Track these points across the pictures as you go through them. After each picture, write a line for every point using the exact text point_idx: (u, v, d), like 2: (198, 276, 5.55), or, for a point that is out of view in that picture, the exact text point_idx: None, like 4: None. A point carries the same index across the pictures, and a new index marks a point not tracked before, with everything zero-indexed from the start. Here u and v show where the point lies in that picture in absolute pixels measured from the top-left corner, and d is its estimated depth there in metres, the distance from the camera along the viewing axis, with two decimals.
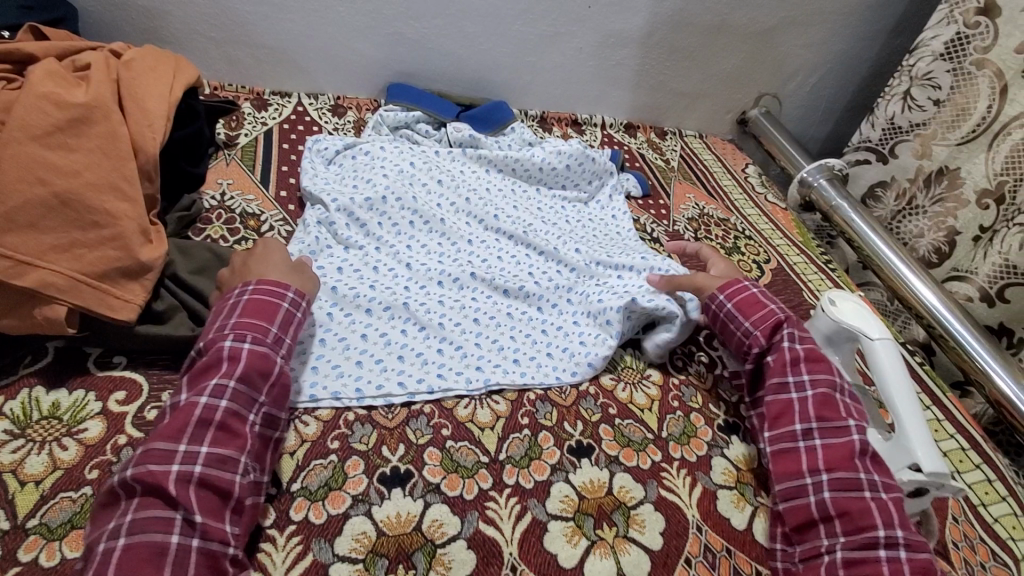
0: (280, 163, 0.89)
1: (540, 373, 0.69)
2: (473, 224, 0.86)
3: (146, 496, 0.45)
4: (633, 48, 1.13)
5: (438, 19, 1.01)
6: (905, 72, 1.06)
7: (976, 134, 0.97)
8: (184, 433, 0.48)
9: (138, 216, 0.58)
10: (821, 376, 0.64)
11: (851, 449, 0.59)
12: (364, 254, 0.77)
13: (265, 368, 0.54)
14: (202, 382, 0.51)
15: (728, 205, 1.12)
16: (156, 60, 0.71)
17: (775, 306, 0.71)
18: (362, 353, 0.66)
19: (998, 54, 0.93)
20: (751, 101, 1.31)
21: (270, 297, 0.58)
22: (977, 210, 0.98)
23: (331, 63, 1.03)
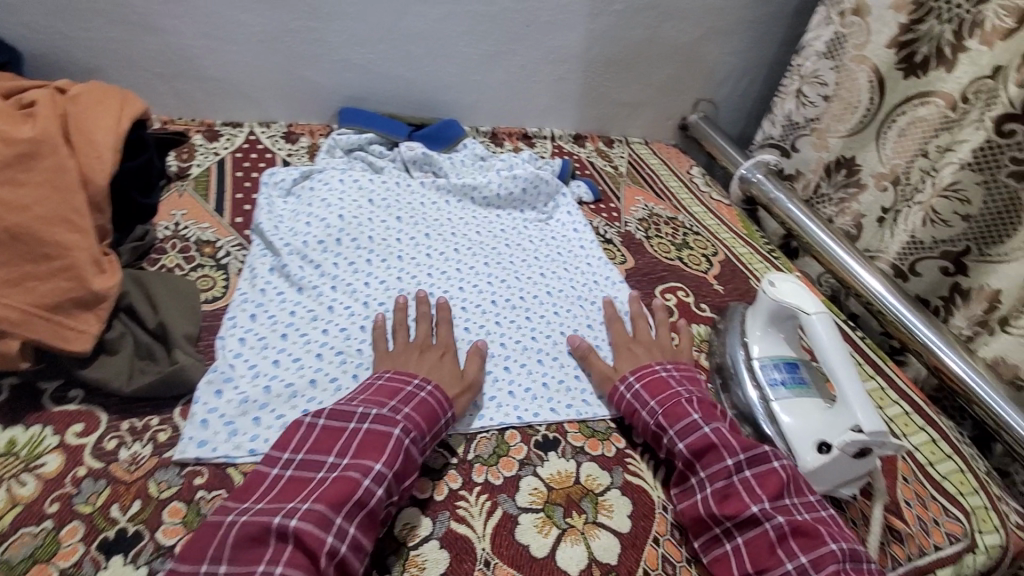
0: (235, 190, 0.90)
1: (500, 413, 0.67)
2: (433, 261, 0.86)
3: (294, 553, 0.46)
4: (573, 63, 1.19)
5: (384, 44, 1.04)
6: (794, 72, 1.18)
7: (863, 125, 1.07)
8: (343, 507, 0.49)
9: (90, 246, 0.58)
10: (717, 468, 0.60)
11: (770, 540, 0.56)
12: (317, 294, 0.74)
13: (408, 468, 0.56)
14: (367, 461, 0.53)
15: (676, 205, 1.17)
16: (102, 96, 0.72)
17: (647, 408, 0.67)
18: (310, 401, 0.63)
19: (873, 50, 1.03)
20: (689, 107, 1.38)
21: (439, 406, 0.61)
22: (876, 193, 1.07)
23: (280, 92, 1.05)
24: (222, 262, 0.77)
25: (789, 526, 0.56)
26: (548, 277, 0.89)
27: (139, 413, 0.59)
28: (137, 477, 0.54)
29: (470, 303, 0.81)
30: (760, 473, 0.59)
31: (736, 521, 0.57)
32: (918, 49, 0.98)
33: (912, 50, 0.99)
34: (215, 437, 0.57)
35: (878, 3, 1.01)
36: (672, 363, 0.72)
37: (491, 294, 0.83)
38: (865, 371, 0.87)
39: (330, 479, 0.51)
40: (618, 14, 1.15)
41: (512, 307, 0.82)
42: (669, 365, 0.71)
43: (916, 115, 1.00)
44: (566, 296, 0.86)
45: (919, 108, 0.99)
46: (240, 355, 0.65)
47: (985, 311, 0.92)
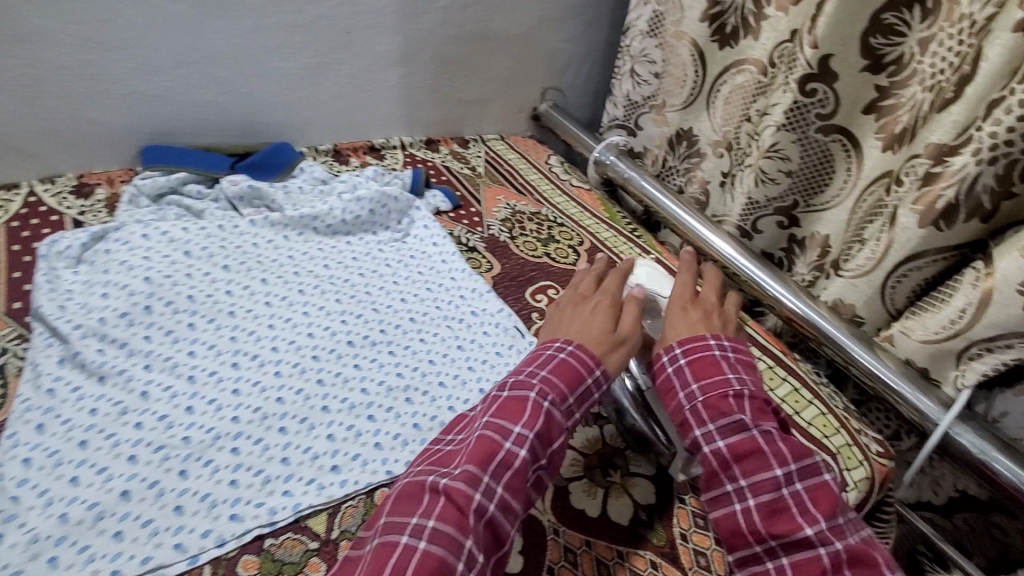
0: (12, 270, 0.75)
1: (366, 473, 0.60)
2: (274, 310, 0.76)
3: (446, 508, 0.47)
4: (407, 66, 1.12)
5: (179, 69, 0.90)
6: (625, 52, 1.21)
7: (694, 97, 1.12)
8: (489, 466, 0.50)
9: None
10: (764, 480, 0.55)
11: (824, 569, 0.51)
12: (125, 381, 0.62)
13: (553, 433, 0.55)
14: (508, 422, 0.54)
15: (538, 198, 1.16)
16: None
17: (687, 390, 0.61)
18: (123, 519, 0.52)
19: (689, 25, 1.07)
20: (538, 97, 1.37)
21: (584, 365, 0.60)
22: (715, 159, 1.13)
23: (58, 140, 0.87)
24: None
25: (847, 554, 0.51)
26: (410, 302, 0.83)
27: None
28: None
29: (321, 349, 0.71)
30: (813, 487, 0.55)
31: (785, 540, 0.53)
32: (727, 20, 1.04)
33: (722, 22, 1.04)
34: None
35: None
36: (729, 342, 0.65)
37: (346, 334, 0.74)
38: None
39: (485, 430, 0.53)
40: (444, 10, 1.09)
41: (371, 345, 0.74)
42: (725, 343, 0.64)
43: (735, 83, 1.05)
44: (431, 319, 0.80)
45: (736, 75, 1.05)
46: (23, 482, 0.53)
47: (819, 256, 1.00)
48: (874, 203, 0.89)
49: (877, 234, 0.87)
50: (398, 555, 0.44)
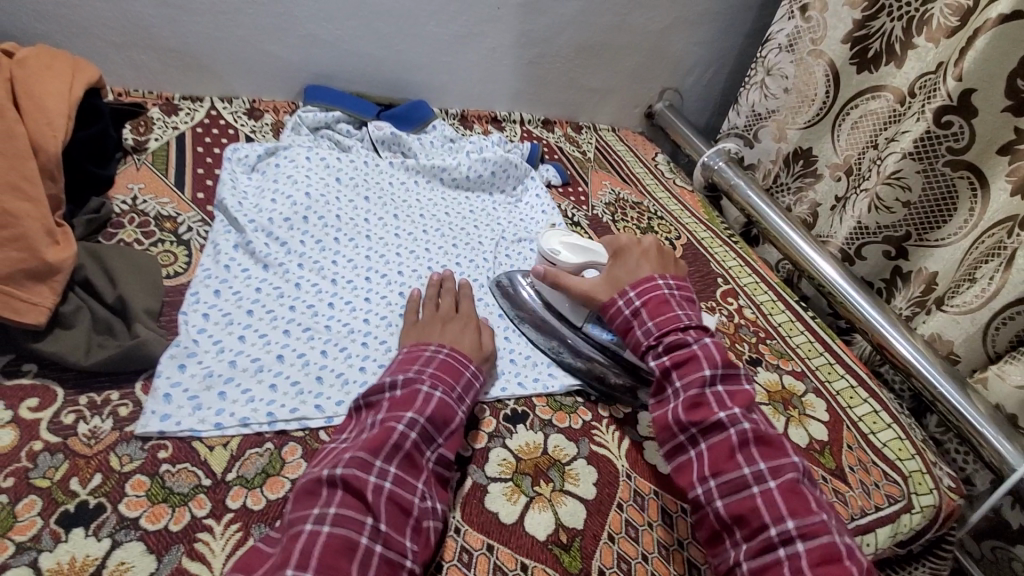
0: (196, 166, 0.87)
1: None
2: (401, 240, 0.85)
3: (346, 495, 0.50)
4: (544, 47, 1.20)
5: (350, 21, 1.02)
6: (760, 63, 1.21)
7: (819, 118, 1.13)
8: (381, 451, 0.53)
9: (44, 217, 0.56)
10: (694, 378, 0.63)
11: (731, 445, 0.59)
12: (284, 271, 0.73)
13: (448, 418, 0.58)
14: (400, 411, 0.56)
15: (641, 190, 1.20)
16: (52, 59, 0.68)
17: (643, 327, 0.68)
18: (276, 376, 0.62)
19: (829, 45, 1.08)
20: (656, 96, 1.40)
21: (457, 362, 0.63)
22: (831, 182, 1.14)
23: (244, 67, 1.01)
24: (183, 237, 0.75)
25: (751, 434, 0.59)
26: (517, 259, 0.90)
27: (97, 389, 0.56)
28: (98, 450, 0.52)
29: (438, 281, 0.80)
30: (731, 389, 0.64)
31: (702, 426, 0.61)
32: (871, 45, 1.03)
33: (865, 46, 1.04)
34: (179, 412, 0.56)
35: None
36: (674, 281, 0.72)
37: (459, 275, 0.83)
38: (816, 349, 0.92)
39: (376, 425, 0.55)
40: None
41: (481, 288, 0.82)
42: (670, 281, 0.71)
43: (867, 108, 1.06)
44: None
45: (872, 100, 1.05)
46: (204, 331, 0.64)
47: (922, 292, 0.99)
48: (992, 245, 0.87)
49: (989, 275, 0.87)
50: (304, 539, 0.47)
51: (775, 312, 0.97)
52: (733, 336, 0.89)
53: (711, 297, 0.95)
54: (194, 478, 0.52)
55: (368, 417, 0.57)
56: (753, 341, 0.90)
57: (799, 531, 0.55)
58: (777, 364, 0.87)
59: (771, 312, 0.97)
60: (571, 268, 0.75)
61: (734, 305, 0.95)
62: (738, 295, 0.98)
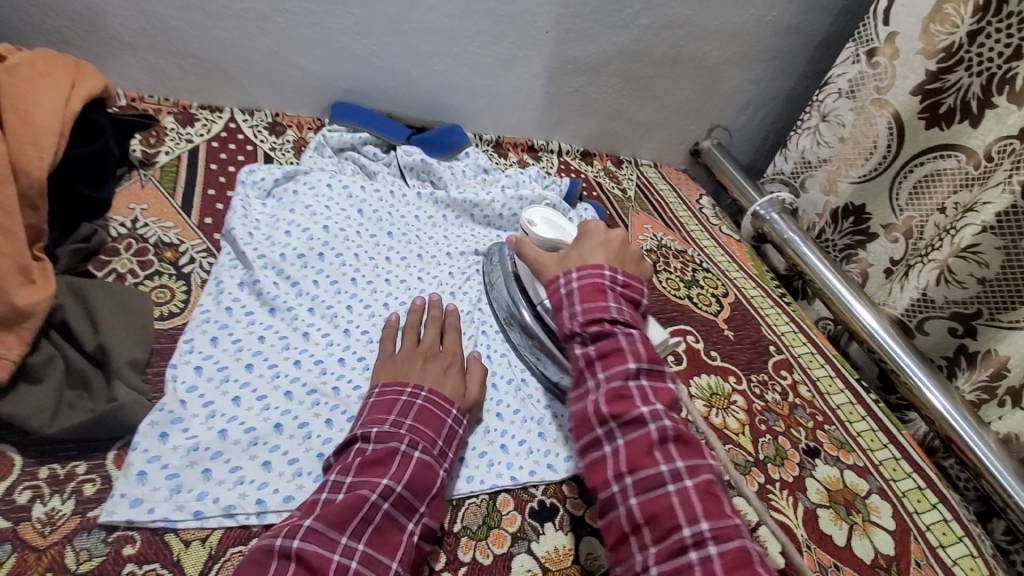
0: (207, 185, 0.79)
1: (492, 474, 0.59)
2: (424, 285, 0.76)
3: (299, 575, 0.43)
4: (589, 76, 1.11)
5: (387, 37, 0.94)
6: (815, 107, 1.09)
7: (878, 172, 1.02)
8: (349, 524, 0.46)
9: (16, 253, 0.48)
10: (617, 369, 0.57)
11: (650, 442, 0.53)
12: (292, 318, 0.65)
13: (429, 481, 0.51)
14: (373, 476, 0.49)
15: (684, 236, 1.10)
16: (49, 63, 0.59)
17: (571, 309, 0.62)
18: (272, 450, 0.53)
19: (896, 95, 0.97)
20: (703, 133, 1.31)
21: (438, 409, 0.56)
22: (885, 243, 1.04)
23: (269, 79, 0.94)
24: (183, 270, 0.67)
25: (672, 431, 0.54)
26: None
27: (62, 459, 0.48)
28: (53, 542, 0.44)
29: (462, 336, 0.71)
30: (656, 386, 0.58)
31: (620, 420, 0.55)
32: (943, 100, 0.93)
33: (937, 100, 0.93)
34: (153, 495, 0.47)
35: (908, 46, 0.94)
36: (623, 276, 0.66)
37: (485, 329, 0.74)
38: (878, 438, 0.82)
39: (344, 489, 0.48)
40: (642, 28, 1.08)
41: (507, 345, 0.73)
42: (618, 275, 0.65)
43: (935, 167, 0.96)
44: None
45: (940, 160, 0.95)
46: (194, 389, 0.55)
47: (989, 378, 0.90)
48: None
49: None
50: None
51: (832, 391, 0.87)
52: (786, 419, 0.79)
53: (761, 369, 0.86)
54: None
55: (335, 475, 0.50)
56: (808, 426, 0.80)
57: (712, 536, 0.49)
58: (837, 457, 0.77)
59: (827, 391, 0.87)
60: (541, 241, 0.72)
61: (787, 379, 0.86)
62: (791, 367, 0.89)
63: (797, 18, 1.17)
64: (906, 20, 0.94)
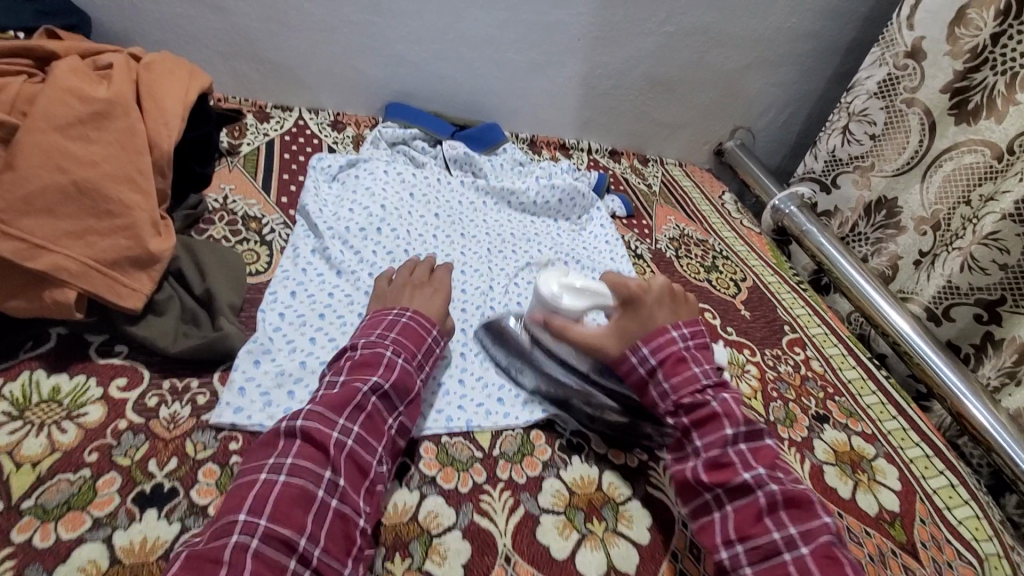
0: (281, 171, 0.91)
1: (525, 411, 0.68)
2: (467, 259, 0.86)
3: (304, 447, 0.51)
4: (618, 79, 1.21)
5: (436, 44, 1.06)
6: (843, 108, 1.15)
7: (910, 166, 1.07)
8: (343, 410, 0.53)
9: (151, 208, 0.60)
10: (716, 437, 0.60)
11: (759, 508, 0.56)
12: (355, 279, 0.75)
13: (410, 384, 0.59)
14: (364, 374, 0.57)
15: (707, 227, 1.18)
16: (173, 64, 0.71)
17: (658, 385, 0.65)
18: None
19: (925, 94, 1.03)
20: (727, 134, 1.39)
21: (421, 327, 0.64)
22: (915, 236, 1.08)
23: (332, 81, 1.06)
24: (266, 238, 0.78)
25: (781, 497, 0.56)
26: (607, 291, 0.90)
27: (179, 375, 0.59)
28: (176, 435, 0.54)
29: (498, 303, 0.81)
30: (755, 447, 0.60)
31: (726, 488, 0.57)
32: (971, 97, 0.98)
33: (965, 97, 0.99)
34: (250, 406, 0.58)
35: (935, 48, 1.00)
36: (689, 329, 0.67)
37: (519, 296, 0.83)
38: (887, 410, 0.88)
39: (338, 385, 0.56)
40: (668, 35, 1.17)
41: None
42: (685, 331, 0.66)
43: (961, 161, 1.00)
44: None
45: (966, 155, 0.99)
46: (279, 330, 0.66)
47: (1014, 362, 0.93)
48: None
49: None
50: (259, 486, 0.48)
51: (844, 367, 0.93)
52: (798, 389, 0.86)
53: (777, 345, 0.92)
54: None
55: (330, 375, 0.58)
56: (820, 396, 0.86)
57: None
58: (846, 424, 0.83)
59: (839, 367, 0.93)
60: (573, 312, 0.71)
61: (800, 355, 0.92)
62: (806, 345, 0.95)
63: (817, 25, 1.24)
64: (930, 27, 1.00)
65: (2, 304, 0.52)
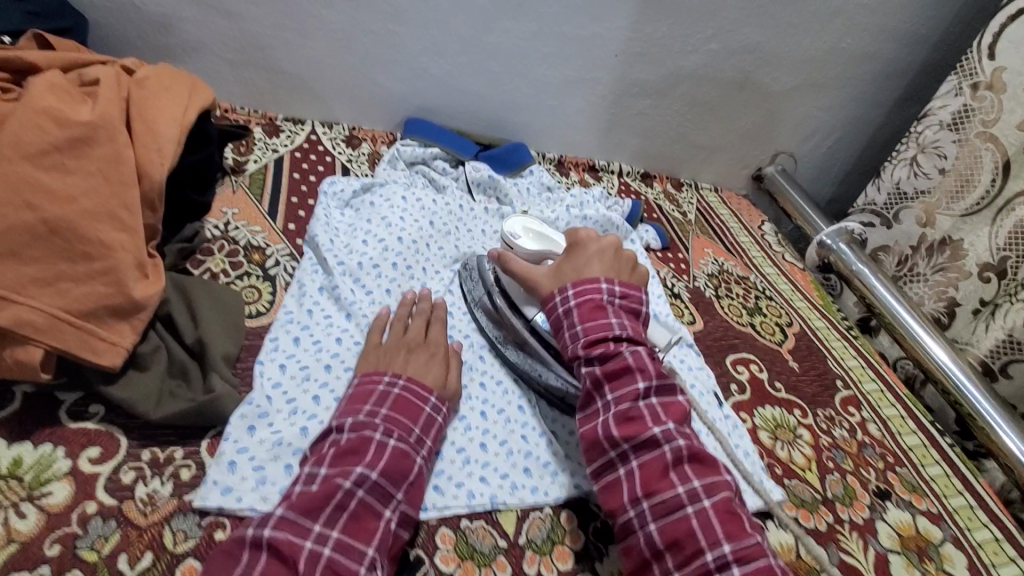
0: (290, 194, 0.84)
1: (555, 486, 0.59)
2: None
3: (271, 563, 0.43)
4: (655, 98, 1.12)
5: (461, 57, 0.98)
6: (912, 138, 1.07)
7: (980, 206, 0.97)
8: (321, 513, 0.46)
9: (136, 248, 0.52)
10: (626, 391, 0.57)
11: (664, 463, 0.54)
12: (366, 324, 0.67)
13: (405, 468, 0.51)
14: (348, 465, 0.49)
15: (747, 262, 1.08)
16: (171, 77, 0.63)
17: (571, 330, 0.62)
18: None
19: (1002, 130, 0.93)
20: (767, 159, 1.30)
21: (416, 398, 0.56)
22: (976, 283, 0.99)
23: (348, 94, 0.99)
24: (269, 272, 0.71)
25: (686, 451, 0.54)
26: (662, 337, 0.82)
27: (161, 443, 0.51)
28: (153, 522, 0.46)
29: None
30: (664, 402, 0.58)
31: (634, 443, 0.54)
32: None
33: None
34: (241, 485, 0.50)
35: (1014, 81, 0.91)
36: (620, 287, 0.65)
37: None
38: (952, 484, 0.77)
39: (317, 480, 0.48)
40: (711, 53, 1.08)
41: None
42: (615, 288, 0.65)
43: None
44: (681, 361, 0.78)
45: None
46: (279, 386, 0.58)
47: None
48: None
49: None
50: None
51: (904, 432, 0.83)
52: (855, 458, 0.76)
53: (829, 404, 0.83)
54: None
55: (309, 467, 0.49)
56: (879, 467, 0.76)
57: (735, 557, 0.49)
58: (909, 501, 0.73)
59: (899, 432, 0.83)
60: (528, 253, 0.74)
61: (855, 417, 0.83)
62: (861, 405, 0.85)
63: (871, 47, 1.15)
64: (1014, 55, 0.91)
65: None
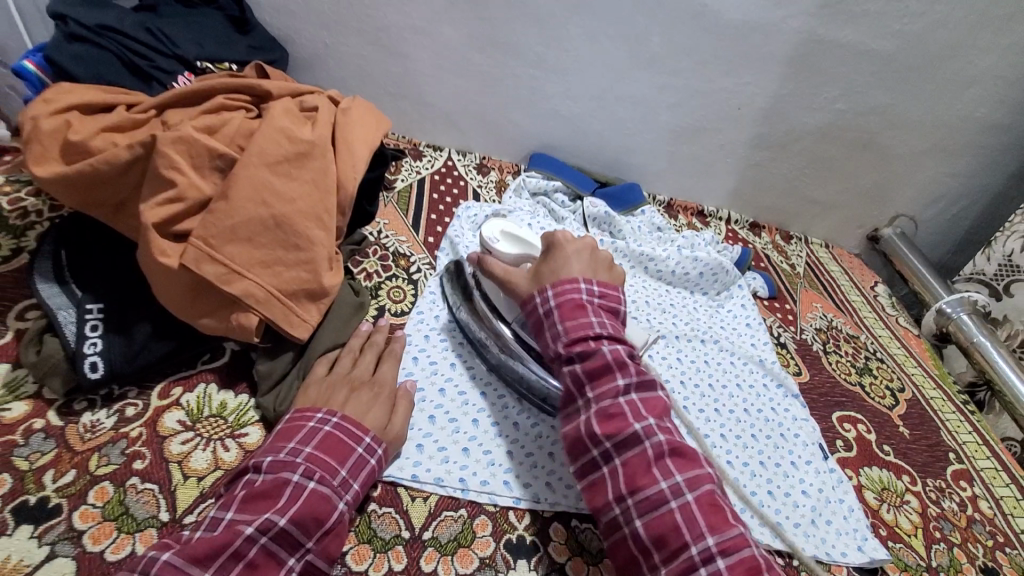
0: (431, 211, 0.94)
1: None
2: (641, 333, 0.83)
3: None
4: (772, 151, 1.15)
5: (592, 101, 1.06)
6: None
7: None
8: (214, 561, 0.43)
9: (329, 245, 0.62)
10: (606, 388, 0.54)
11: (647, 458, 0.51)
12: None
13: (322, 514, 0.48)
14: (257, 510, 0.46)
15: (858, 321, 1.06)
16: (366, 109, 0.75)
17: (553, 331, 0.59)
18: (471, 440, 0.62)
19: None
20: (884, 220, 1.27)
21: (348, 437, 0.53)
22: None
23: (485, 128, 1.10)
24: (413, 277, 0.81)
25: (668, 446, 0.52)
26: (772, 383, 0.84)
27: None
28: None
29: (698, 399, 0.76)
30: (647, 397, 0.55)
31: (615, 441, 0.52)
32: None
33: None
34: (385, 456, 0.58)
35: None
36: (599, 283, 0.61)
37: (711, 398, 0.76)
38: None
39: (220, 525, 0.45)
40: (837, 111, 1.09)
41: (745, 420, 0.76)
42: (592, 285, 0.61)
43: None
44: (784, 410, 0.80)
45: None
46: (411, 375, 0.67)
47: None
48: None
49: None
50: None
51: (1018, 514, 0.80)
52: (965, 532, 0.74)
53: (940, 475, 0.80)
54: (395, 527, 0.54)
55: (217, 508, 0.46)
56: (987, 544, 0.74)
57: (719, 549, 0.47)
58: None
59: (1012, 513, 0.79)
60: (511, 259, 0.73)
61: (967, 492, 0.79)
62: (973, 480, 0.82)
63: (1010, 117, 1.11)
64: None
65: (196, 321, 0.56)
